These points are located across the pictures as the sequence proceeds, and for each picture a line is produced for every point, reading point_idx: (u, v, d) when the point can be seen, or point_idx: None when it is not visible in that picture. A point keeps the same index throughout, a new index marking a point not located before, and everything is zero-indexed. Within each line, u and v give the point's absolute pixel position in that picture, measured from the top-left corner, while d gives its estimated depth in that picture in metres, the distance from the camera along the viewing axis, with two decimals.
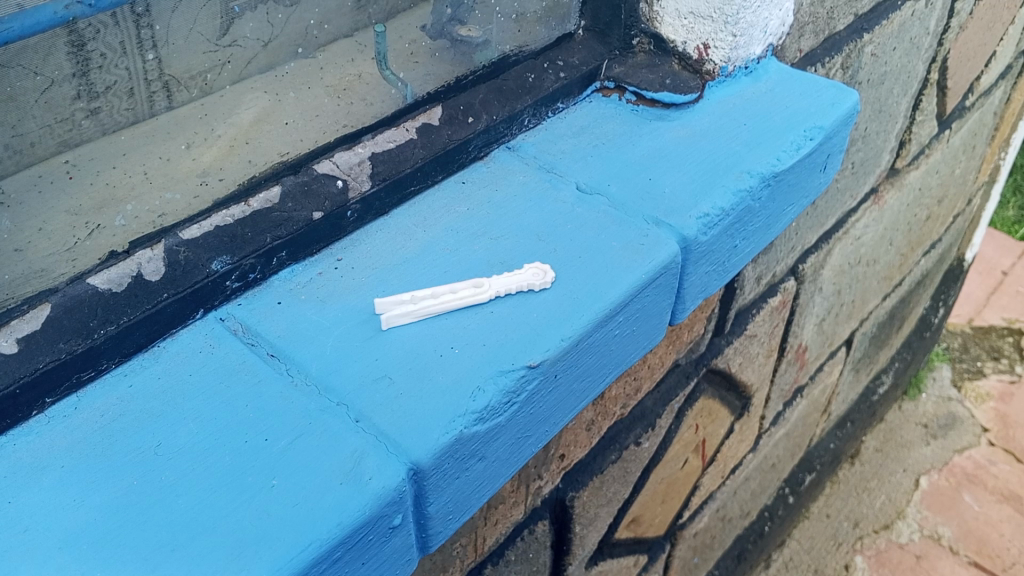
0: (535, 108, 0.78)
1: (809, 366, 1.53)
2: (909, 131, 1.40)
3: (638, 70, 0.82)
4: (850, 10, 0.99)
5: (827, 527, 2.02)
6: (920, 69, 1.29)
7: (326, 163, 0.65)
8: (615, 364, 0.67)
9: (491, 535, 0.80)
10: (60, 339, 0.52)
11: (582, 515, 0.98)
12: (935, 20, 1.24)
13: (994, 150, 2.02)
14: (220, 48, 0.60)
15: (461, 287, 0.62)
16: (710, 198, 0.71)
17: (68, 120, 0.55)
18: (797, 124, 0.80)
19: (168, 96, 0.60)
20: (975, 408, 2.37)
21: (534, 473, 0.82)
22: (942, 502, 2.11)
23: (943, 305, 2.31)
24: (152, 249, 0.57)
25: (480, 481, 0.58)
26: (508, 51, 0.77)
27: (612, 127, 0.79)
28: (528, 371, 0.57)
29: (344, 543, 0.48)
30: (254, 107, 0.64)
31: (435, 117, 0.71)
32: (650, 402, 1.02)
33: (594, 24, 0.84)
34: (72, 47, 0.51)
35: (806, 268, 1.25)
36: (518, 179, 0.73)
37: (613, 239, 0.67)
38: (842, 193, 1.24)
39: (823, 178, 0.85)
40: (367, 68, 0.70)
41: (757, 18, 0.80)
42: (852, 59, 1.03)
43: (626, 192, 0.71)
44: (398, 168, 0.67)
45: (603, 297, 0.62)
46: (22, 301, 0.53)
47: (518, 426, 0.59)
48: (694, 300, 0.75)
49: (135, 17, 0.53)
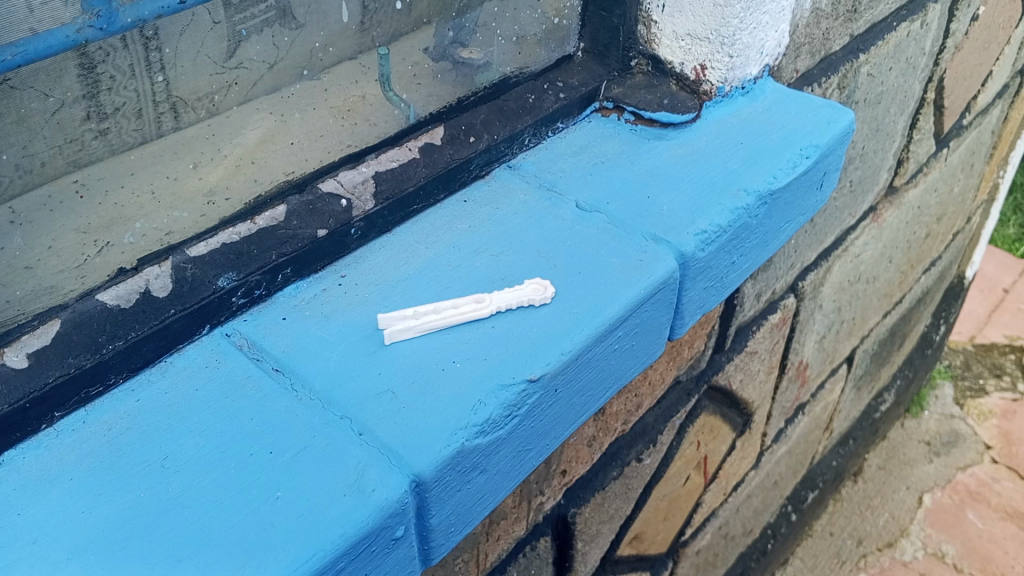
0: (535, 128, 0.79)
1: (810, 383, 1.53)
2: (907, 149, 1.41)
3: (636, 91, 0.84)
4: (846, 31, 1.01)
5: (831, 545, 2.01)
6: (918, 88, 1.31)
7: (331, 182, 0.67)
8: (615, 379, 0.68)
9: (493, 551, 0.81)
10: (69, 354, 0.54)
11: (584, 531, 0.98)
12: (931, 40, 1.26)
13: (993, 168, 2.03)
14: (227, 70, 0.59)
15: (462, 303, 0.63)
16: (707, 214, 0.72)
17: (78, 140, 0.54)
18: (794, 143, 0.81)
19: (176, 117, 0.58)
20: (978, 425, 2.37)
21: (536, 488, 0.82)
22: (946, 520, 2.11)
23: (945, 322, 2.31)
24: (160, 266, 0.58)
25: (482, 493, 0.59)
26: (509, 72, 0.79)
27: (610, 146, 0.80)
28: (528, 384, 0.58)
29: (348, 553, 0.49)
30: (260, 127, 0.64)
31: (437, 136, 0.73)
32: (651, 418, 1.02)
33: (593, 46, 0.85)
34: (82, 70, 0.51)
35: (806, 284, 1.26)
36: (519, 197, 0.74)
37: (612, 256, 0.68)
38: (840, 210, 1.26)
39: (820, 195, 0.87)
40: (371, 90, 0.70)
41: (753, 39, 0.82)
42: (849, 79, 1.05)
43: (625, 209, 0.72)
44: (400, 187, 0.69)
45: (602, 312, 0.63)
46: (32, 316, 0.54)
47: (519, 440, 0.60)
48: (692, 316, 0.76)
49: (145, 39, 0.53)
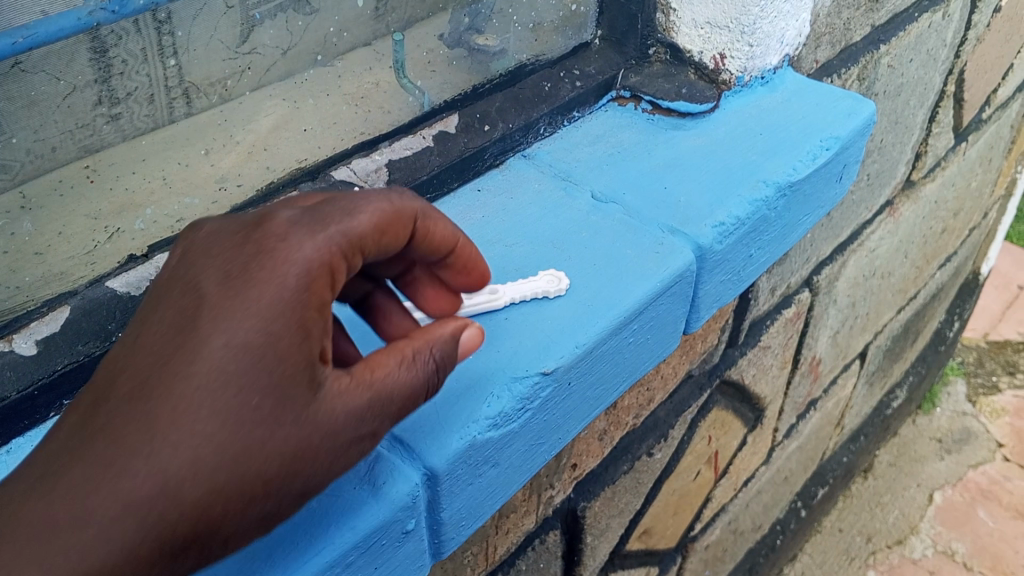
0: (551, 117, 0.78)
1: (822, 379, 1.52)
2: (926, 143, 1.39)
3: (653, 80, 0.82)
4: (867, 21, 0.99)
5: (840, 542, 2.00)
6: (937, 81, 1.29)
7: (343, 170, 0.66)
8: (629, 372, 0.67)
9: (502, 544, 0.80)
10: (78, 341, 0.53)
11: (593, 526, 0.97)
12: (953, 32, 1.24)
13: (1012, 164, 2.01)
14: (240, 55, 0.59)
15: (476, 293, 0.61)
16: (725, 207, 0.71)
17: (89, 125, 0.53)
18: (814, 134, 0.80)
19: (188, 102, 0.58)
20: (990, 423, 2.35)
21: (546, 482, 0.81)
22: (957, 517, 2.09)
23: (960, 318, 2.29)
24: (171, 253, 0.58)
25: (493, 487, 0.58)
26: (524, 60, 0.78)
27: (628, 135, 0.79)
28: (542, 377, 0.57)
29: (358, 547, 0.48)
30: (273, 114, 0.64)
31: (451, 125, 0.72)
32: (663, 412, 1.02)
33: (611, 33, 0.84)
34: (94, 54, 0.50)
35: (821, 279, 1.24)
36: (534, 186, 0.73)
37: (628, 247, 0.67)
38: (857, 204, 1.24)
39: (839, 187, 0.85)
40: (385, 77, 0.70)
41: (773, 29, 0.80)
42: (869, 70, 1.03)
43: (641, 200, 0.71)
44: (414, 175, 0.68)
45: (618, 305, 0.62)
46: (42, 303, 0.54)
47: (532, 433, 0.59)
48: (708, 309, 0.74)
49: (158, 23, 0.52)
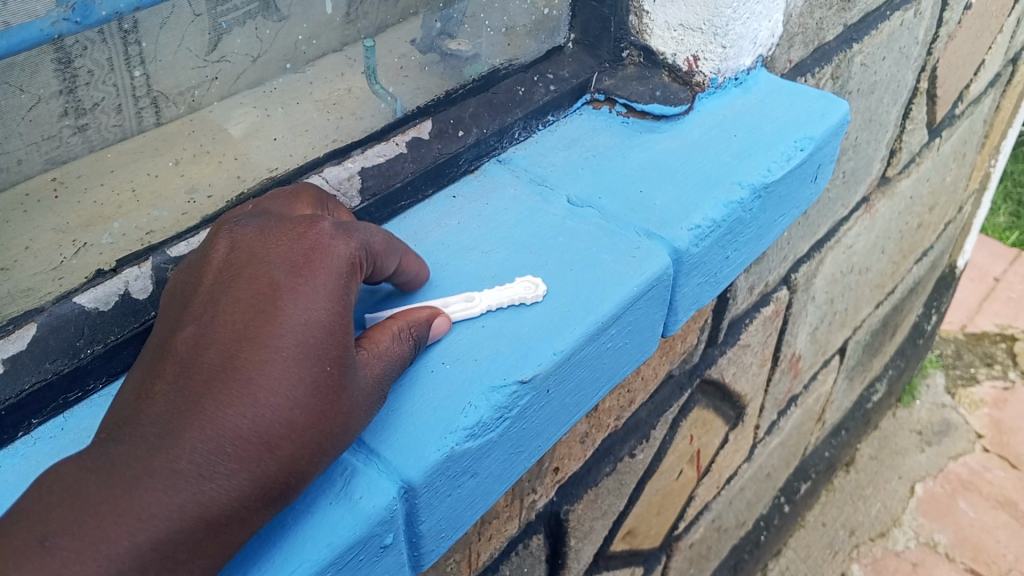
0: (526, 121, 0.77)
1: (802, 375, 1.53)
2: (900, 139, 1.40)
3: (627, 83, 0.82)
4: (839, 20, 1.00)
5: (823, 536, 2.01)
6: (910, 78, 1.30)
7: (315, 178, 0.64)
8: (609, 377, 0.67)
9: (484, 550, 0.80)
10: (45, 360, 0.52)
11: (576, 529, 0.97)
12: (924, 29, 1.25)
13: (985, 157, 2.03)
14: (209, 63, 0.59)
15: (452, 300, 0.61)
16: (701, 209, 0.71)
17: (55, 137, 0.54)
18: (788, 134, 0.80)
19: (157, 112, 0.58)
20: (969, 414, 2.37)
21: (528, 487, 0.81)
22: (939, 508, 2.11)
23: (937, 311, 2.31)
24: (140, 267, 0.56)
25: (473, 497, 0.58)
26: (498, 64, 0.77)
27: (603, 138, 0.79)
28: (520, 386, 0.57)
29: (336, 563, 0.49)
30: (243, 122, 0.64)
31: (425, 131, 0.71)
32: (644, 413, 1.02)
33: (584, 37, 0.84)
34: (59, 64, 0.50)
35: (799, 276, 1.25)
36: (509, 192, 0.73)
37: (605, 252, 0.67)
38: (833, 201, 1.25)
39: (814, 187, 0.85)
40: (358, 82, 0.70)
41: (746, 30, 0.80)
42: (843, 69, 1.03)
43: (617, 204, 0.71)
44: (387, 183, 0.67)
45: (594, 311, 0.62)
46: (8, 321, 0.52)
47: (511, 442, 0.59)
48: (686, 312, 0.74)
49: (123, 33, 0.51)
